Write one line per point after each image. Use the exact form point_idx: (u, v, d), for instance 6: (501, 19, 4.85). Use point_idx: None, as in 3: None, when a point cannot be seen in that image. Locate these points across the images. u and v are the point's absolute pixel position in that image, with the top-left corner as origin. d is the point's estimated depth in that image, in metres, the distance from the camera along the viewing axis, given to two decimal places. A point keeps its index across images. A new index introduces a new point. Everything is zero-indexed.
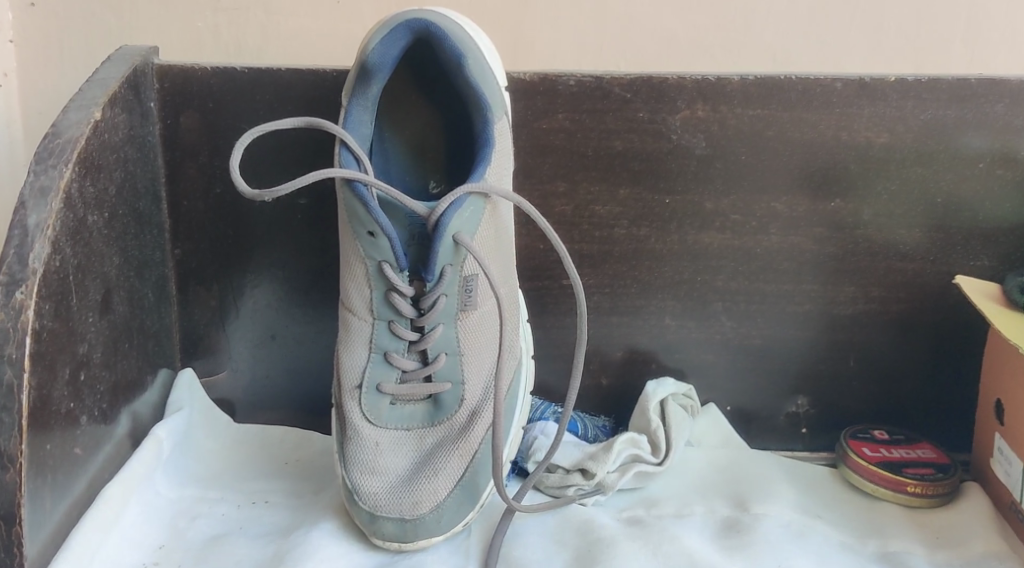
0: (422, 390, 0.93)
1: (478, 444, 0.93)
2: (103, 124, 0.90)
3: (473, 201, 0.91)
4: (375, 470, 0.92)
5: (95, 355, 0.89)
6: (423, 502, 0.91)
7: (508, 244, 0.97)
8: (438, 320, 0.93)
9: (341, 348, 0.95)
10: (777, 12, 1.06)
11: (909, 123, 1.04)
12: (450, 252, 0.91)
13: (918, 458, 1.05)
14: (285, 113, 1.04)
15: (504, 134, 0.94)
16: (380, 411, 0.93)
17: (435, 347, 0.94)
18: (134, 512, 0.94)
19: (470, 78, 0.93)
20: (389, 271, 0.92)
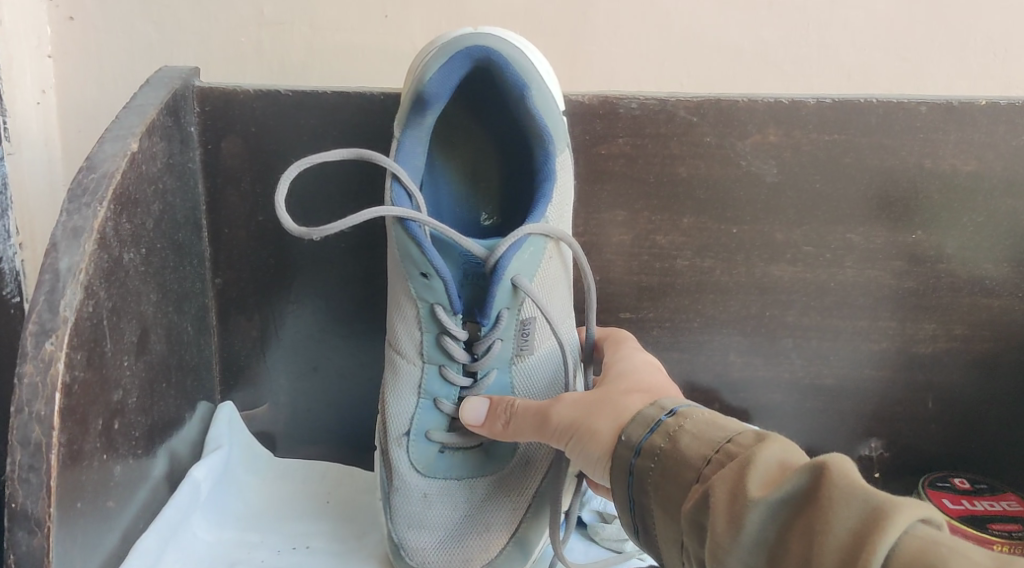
0: (475, 437, 0.89)
1: (530, 490, 0.89)
2: (140, 155, 0.85)
3: (533, 242, 0.87)
4: (422, 525, 0.87)
5: (129, 401, 0.85)
6: (471, 558, 0.87)
7: (568, 285, 0.92)
8: (492, 365, 0.89)
9: (387, 394, 0.91)
10: (856, 26, 0.99)
11: (999, 150, 0.98)
12: (507, 297, 0.88)
13: (1003, 512, 0.99)
14: (330, 139, 0.99)
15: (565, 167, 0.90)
16: (428, 460, 0.89)
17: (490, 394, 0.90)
18: (172, 560, 0.91)
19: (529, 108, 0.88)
20: (440, 314, 0.87)
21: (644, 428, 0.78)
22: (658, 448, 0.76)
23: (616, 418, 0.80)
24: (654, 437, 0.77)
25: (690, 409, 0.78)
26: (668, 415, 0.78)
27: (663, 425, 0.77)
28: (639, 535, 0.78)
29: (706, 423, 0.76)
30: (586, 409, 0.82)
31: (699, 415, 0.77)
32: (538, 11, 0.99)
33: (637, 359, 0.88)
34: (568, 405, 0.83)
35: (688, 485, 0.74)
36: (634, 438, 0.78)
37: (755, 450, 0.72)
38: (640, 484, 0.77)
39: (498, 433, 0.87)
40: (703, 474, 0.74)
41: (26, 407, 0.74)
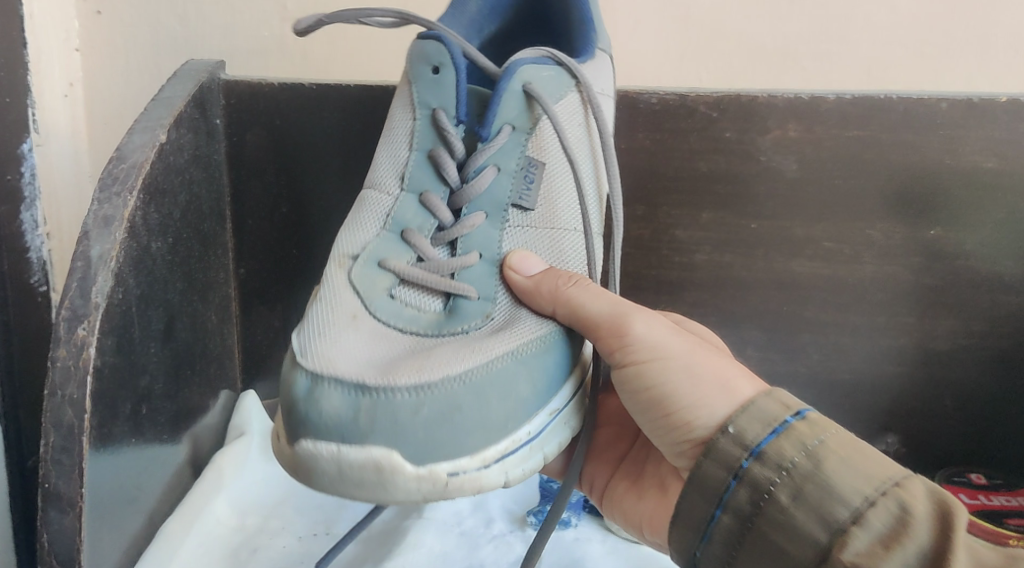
0: (441, 282, 0.81)
1: (495, 358, 0.78)
2: (168, 147, 0.87)
3: (560, 72, 0.86)
4: (342, 338, 0.78)
5: (157, 386, 0.87)
6: (399, 372, 0.76)
7: (591, 153, 0.88)
8: (480, 207, 0.84)
9: (346, 227, 0.84)
10: (875, 23, 0.99)
11: (1021, 147, 0.98)
12: (519, 107, 0.85)
13: (1021, 507, 1.01)
14: (354, 132, 1.00)
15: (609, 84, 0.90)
16: (374, 290, 0.81)
17: (471, 242, 0.84)
18: (196, 544, 0.93)
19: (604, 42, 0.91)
20: (444, 116, 0.84)
21: (766, 428, 0.77)
22: (790, 461, 0.76)
23: (724, 385, 0.80)
24: (777, 439, 0.77)
25: (813, 412, 0.78)
26: (796, 416, 0.77)
27: (794, 423, 0.77)
28: (707, 540, 0.78)
29: (846, 441, 0.76)
30: (685, 349, 0.83)
31: (834, 433, 0.77)
32: None
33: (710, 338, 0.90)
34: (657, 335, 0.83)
35: (843, 524, 0.74)
36: (752, 435, 0.77)
37: (948, 523, 0.73)
38: (749, 485, 0.76)
39: (561, 306, 0.82)
40: (857, 518, 0.74)
41: (59, 390, 0.76)
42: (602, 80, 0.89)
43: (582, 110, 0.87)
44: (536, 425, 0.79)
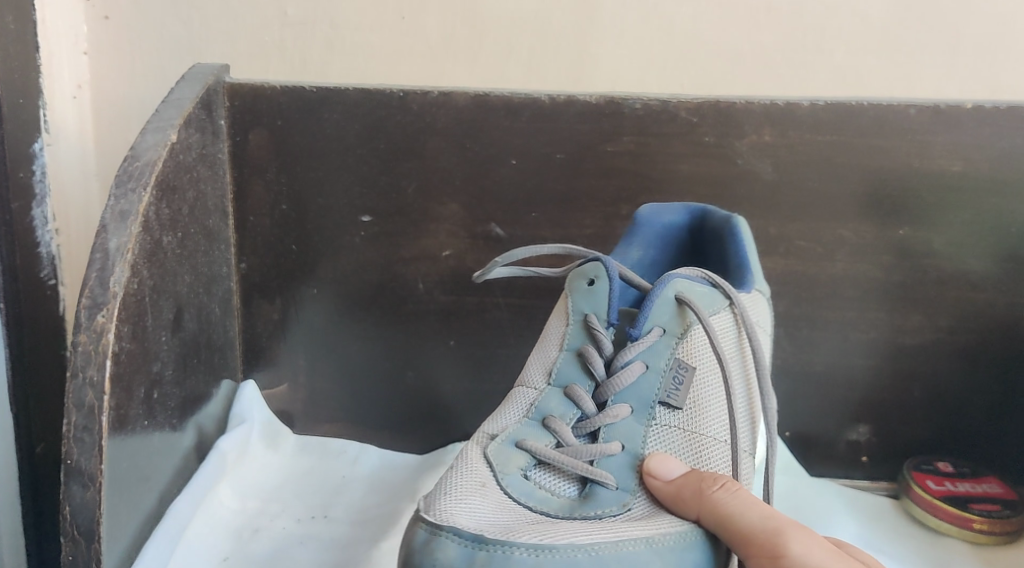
0: (577, 466, 0.85)
1: (629, 541, 0.81)
2: (178, 146, 0.94)
3: (713, 290, 0.91)
4: (471, 498, 0.82)
5: (168, 372, 0.94)
6: (518, 534, 0.79)
7: (744, 382, 0.91)
8: (627, 400, 0.89)
9: (494, 416, 0.90)
10: (848, 33, 1.05)
11: (985, 151, 1.03)
12: (669, 312, 0.90)
13: (984, 493, 1.06)
14: (351, 133, 1.05)
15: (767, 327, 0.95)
16: (508, 464, 0.85)
17: (614, 430, 0.88)
18: (202, 523, 0.99)
19: (761, 282, 0.96)
20: (593, 315, 0.91)
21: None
22: None
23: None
24: None
25: None
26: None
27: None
28: None
29: None
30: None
31: None
32: (549, 15, 1.05)
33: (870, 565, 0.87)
34: (811, 552, 0.81)
35: None
36: None
37: None
38: None
39: (710, 514, 0.82)
40: None
41: (80, 372, 0.82)
42: (757, 311, 0.93)
43: (738, 337, 0.91)
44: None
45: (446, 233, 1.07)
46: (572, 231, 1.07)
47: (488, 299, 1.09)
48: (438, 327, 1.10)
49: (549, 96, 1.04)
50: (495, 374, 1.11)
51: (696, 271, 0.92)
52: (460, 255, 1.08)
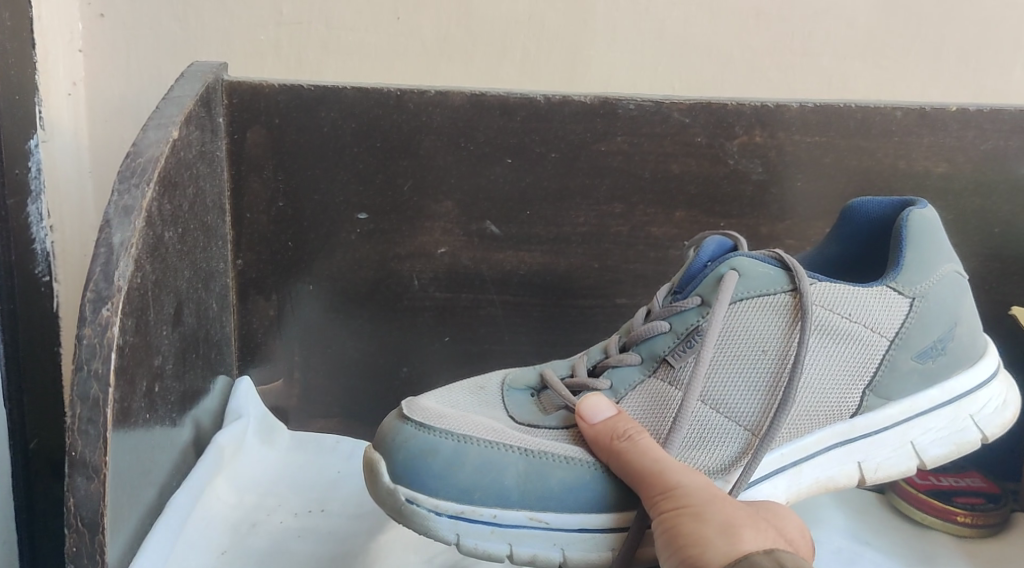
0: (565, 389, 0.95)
1: (510, 446, 0.91)
2: (179, 143, 0.95)
3: (778, 273, 0.93)
4: (453, 389, 0.96)
5: (167, 366, 0.96)
6: (420, 411, 0.92)
7: (776, 362, 0.93)
8: (640, 351, 0.96)
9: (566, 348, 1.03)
10: (835, 37, 1.07)
11: (968, 153, 1.06)
12: (710, 283, 0.94)
13: (968, 487, 1.09)
14: (347, 132, 1.06)
15: (881, 324, 0.93)
16: (524, 377, 0.97)
17: (620, 373, 0.95)
18: (200, 517, 1.00)
19: (913, 284, 0.93)
20: (676, 276, 0.98)
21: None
22: None
23: (727, 536, 0.85)
24: None
25: None
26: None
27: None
28: None
29: None
30: (705, 501, 0.86)
31: None
32: (543, 15, 1.07)
33: (780, 509, 0.90)
34: (688, 483, 0.87)
35: None
36: None
37: None
38: None
39: (613, 453, 0.90)
40: None
41: (85, 365, 0.83)
42: (849, 305, 0.93)
43: (788, 321, 0.93)
44: (506, 516, 0.90)
45: (441, 230, 1.09)
46: (565, 228, 1.09)
47: (482, 296, 1.11)
48: (433, 323, 1.12)
49: (545, 96, 1.05)
50: (488, 369, 1.13)
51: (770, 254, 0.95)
52: (455, 251, 1.09)
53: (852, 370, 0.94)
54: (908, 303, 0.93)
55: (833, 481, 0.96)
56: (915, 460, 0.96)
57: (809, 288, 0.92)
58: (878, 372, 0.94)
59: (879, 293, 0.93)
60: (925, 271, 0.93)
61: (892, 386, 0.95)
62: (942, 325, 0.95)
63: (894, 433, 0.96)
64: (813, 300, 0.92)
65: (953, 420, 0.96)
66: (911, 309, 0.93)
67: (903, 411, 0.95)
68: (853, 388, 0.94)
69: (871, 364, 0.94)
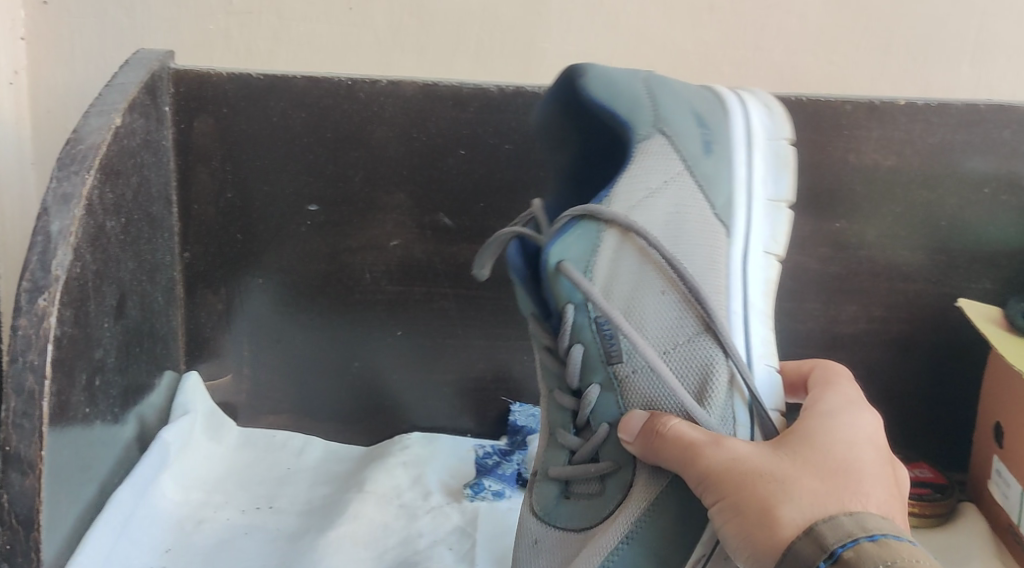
0: (584, 467, 0.91)
1: (608, 556, 0.87)
2: (122, 131, 0.94)
3: (581, 226, 0.90)
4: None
5: (108, 360, 0.95)
6: None
7: (665, 283, 0.89)
8: (592, 380, 0.91)
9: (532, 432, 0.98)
10: (787, 31, 1.06)
11: (916, 146, 1.06)
12: (564, 288, 0.90)
13: (917, 478, 1.11)
14: (296, 122, 1.05)
15: (669, 172, 0.90)
16: (545, 499, 0.93)
17: (597, 412, 0.91)
18: (144, 516, 0.99)
19: (645, 125, 0.90)
20: (537, 313, 0.95)
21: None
22: None
23: (765, 517, 0.78)
24: None
25: None
26: (867, 538, 0.75)
27: (858, 546, 0.74)
28: None
29: None
30: (736, 482, 0.80)
31: None
32: (497, 6, 1.04)
33: (835, 438, 0.82)
34: (714, 468, 0.81)
35: None
36: None
37: None
38: None
39: (654, 458, 0.85)
40: None
41: (20, 356, 0.82)
42: (639, 187, 0.89)
43: (635, 245, 0.89)
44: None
45: (393, 222, 1.07)
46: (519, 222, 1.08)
47: (435, 290, 1.10)
48: (386, 317, 1.10)
49: (499, 87, 1.04)
50: (443, 362, 1.12)
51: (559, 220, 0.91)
52: (408, 244, 1.08)
53: (702, 224, 0.90)
54: (663, 136, 0.90)
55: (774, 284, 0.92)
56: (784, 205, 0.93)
57: (602, 212, 0.89)
58: (706, 190, 0.91)
59: (640, 154, 0.90)
60: (641, 106, 0.90)
61: (730, 188, 0.91)
62: (689, 115, 0.91)
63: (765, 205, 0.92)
64: (623, 211, 0.89)
65: (766, 152, 0.92)
66: (668, 138, 0.90)
67: (744, 193, 0.92)
68: (707, 217, 0.90)
69: (699, 191, 0.91)
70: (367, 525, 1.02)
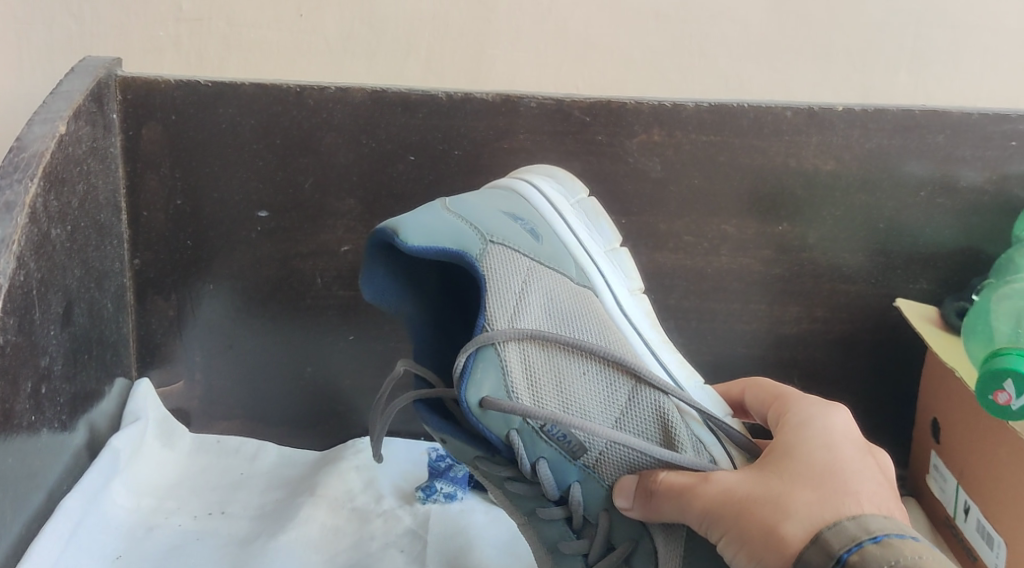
0: (610, 558, 0.92)
1: None
2: (66, 138, 0.95)
3: (481, 355, 0.89)
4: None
5: (56, 367, 0.95)
6: None
7: (575, 362, 0.91)
8: (569, 480, 0.91)
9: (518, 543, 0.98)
10: (731, 40, 1.07)
11: (855, 151, 1.08)
12: (497, 423, 0.89)
13: None
14: (246, 129, 1.05)
15: (521, 270, 0.92)
16: None
17: (589, 507, 0.92)
18: (94, 522, 0.98)
19: (473, 243, 0.91)
20: (481, 463, 0.93)
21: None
22: None
23: (772, 539, 0.80)
24: None
25: None
26: (871, 541, 0.78)
27: (863, 550, 0.78)
28: None
29: None
30: (734, 511, 0.82)
31: None
32: (446, 13, 1.05)
33: (812, 444, 0.85)
34: (709, 502, 0.84)
35: None
36: None
37: None
38: None
39: (654, 517, 0.87)
40: None
41: None
42: (508, 296, 0.90)
43: (532, 342, 0.90)
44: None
45: (343, 228, 1.08)
46: None
47: None
48: (338, 321, 1.11)
49: (447, 93, 1.05)
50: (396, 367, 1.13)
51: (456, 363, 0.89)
52: (359, 250, 1.09)
53: (572, 294, 0.94)
54: (492, 244, 0.92)
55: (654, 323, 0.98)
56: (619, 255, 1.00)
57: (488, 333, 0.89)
58: (563, 274, 0.95)
59: (489, 272, 0.90)
60: (461, 232, 0.91)
61: (572, 253, 0.96)
62: (505, 222, 0.94)
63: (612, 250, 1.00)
64: (505, 313, 0.90)
65: (581, 234, 0.98)
66: (501, 245, 0.92)
67: (585, 266, 0.96)
68: (581, 295, 0.94)
69: (556, 272, 0.94)
70: (319, 528, 1.03)
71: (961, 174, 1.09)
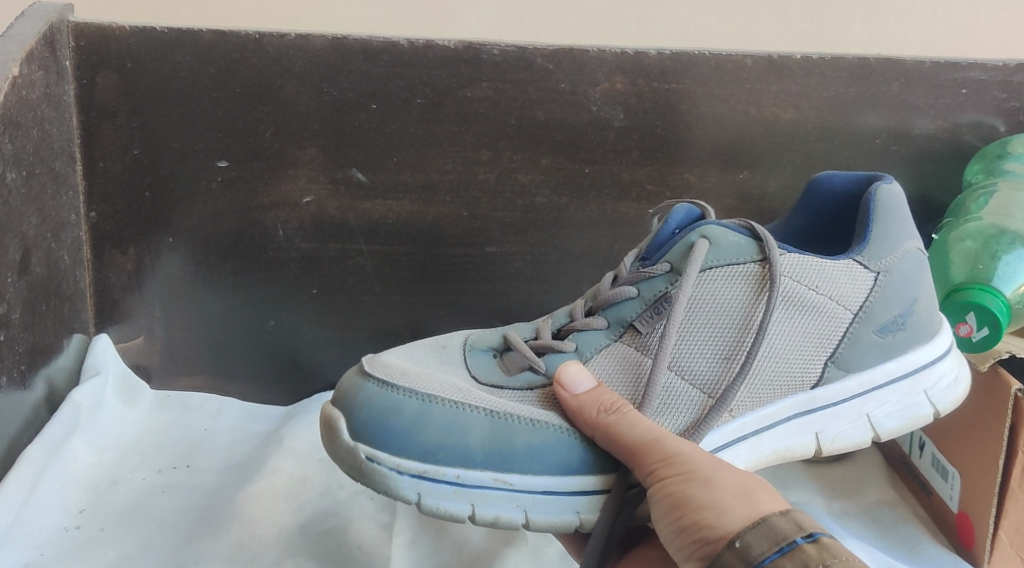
0: (526, 349, 0.88)
1: (493, 413, 0.84)
2: (21, 81, 0.94)
3: (745, 243, 0.88)
4: (414, 348, 0.90)
5: (14, 316, 0.95)
6: (404, 378, 0.84)
7: (733, 327, 0.87)
8: (609, 315, 0.89)
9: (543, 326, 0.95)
10: None
11: (813, 100, 1.08)
12: (678, 250, 0.88)
13: None
14: (204, 79, 1.03)
15: (845, 300, 0.88)
16: (479, 342, 0.90)
17: (582, 336, 0.89)
18: (55, 477, 0.96)
19: (877, 258, 0.88)
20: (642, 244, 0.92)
21: (772, 545, 0.75)
22: None
23: (747, 500, 0.79)
24: None
25: None
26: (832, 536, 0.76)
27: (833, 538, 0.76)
28: None
29: None
30: (712, 471, 0.81)
31: None
32: None
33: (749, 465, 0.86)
34: (688, 450, 0.82)
35: None
36: None
37: None
38: None
39: (599, 429, 0.83)
40: None
41: None
42: (815, 277, 0.87)
43: (752, 291, 0.87)
44: (470, 476, 0.83)
45: (305, 178, 1.07)
46: (433, 176, 1.08)
47: (350, 246, 1.10)
48: (300, 275, 1.10)
49: (409, 40, 1.03)
50: (356, 319, 1.13)
51: (748, 224, 0.89)
52: (320, 201, 1.08)
53: (813, 336, 0.88)
54: (870, 277, 0.88)
55: (790, 451, 0.90)
56: (870, 434, 0.90)
57: (777, 256, 0.87)
58: (838, 345, 0.89)
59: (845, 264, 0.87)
60: (892, 248, 0.88)
61: (862, 364, 0.90)
62: (904, 301, 0.89)
63: (902, 386, 0.90)
64: (782, 270, 0.87)
65: (908, 394, 0.91)
66: (874, 283, 0.88)
67: (861, 384, 0.90)
68: (814, 359, 0.89)
69: (834, 337, 0.89)
70: (285, 478, 1.00)
71: (914, 123, 1.10)
